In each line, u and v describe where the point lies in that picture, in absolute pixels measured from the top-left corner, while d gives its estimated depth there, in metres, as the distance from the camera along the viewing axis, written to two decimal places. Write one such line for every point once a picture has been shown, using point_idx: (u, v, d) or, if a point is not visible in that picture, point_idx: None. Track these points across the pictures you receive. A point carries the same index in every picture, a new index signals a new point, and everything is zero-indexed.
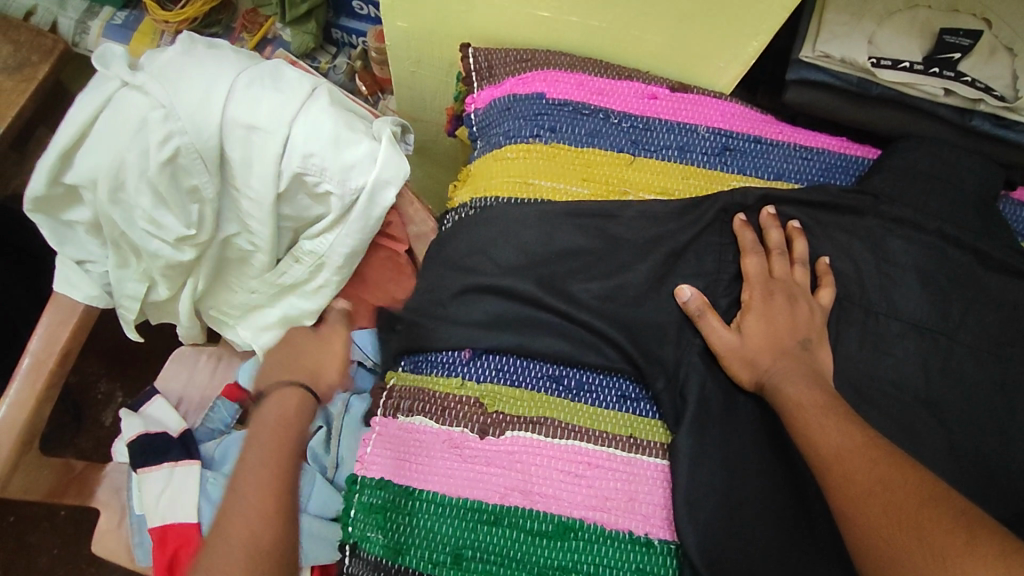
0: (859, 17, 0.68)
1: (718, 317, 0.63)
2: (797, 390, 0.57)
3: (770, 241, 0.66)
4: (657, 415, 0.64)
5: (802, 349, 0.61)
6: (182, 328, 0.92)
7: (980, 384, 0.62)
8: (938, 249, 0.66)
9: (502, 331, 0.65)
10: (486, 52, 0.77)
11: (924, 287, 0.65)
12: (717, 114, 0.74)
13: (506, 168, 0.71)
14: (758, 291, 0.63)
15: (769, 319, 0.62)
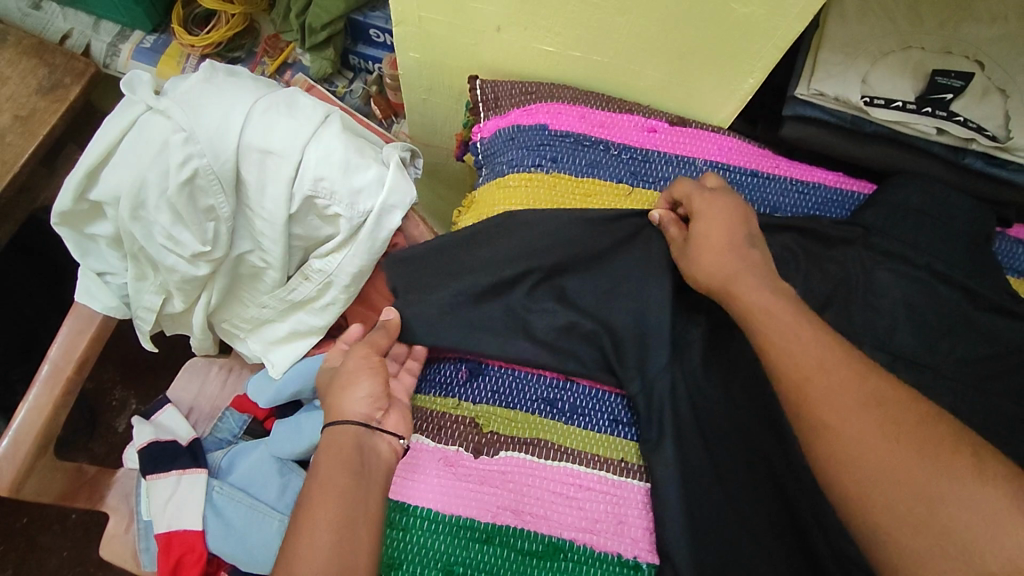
0: (853, 57, 0.70)
1: (678, 227, 0.67)
2: (760, 294, 0.58)
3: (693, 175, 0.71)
4: (635, 437, 0.65)
5: (752, 246, 0.63)
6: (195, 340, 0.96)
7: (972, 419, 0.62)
8: (930, 285, 0.67)
9: (498, 354, 0.67)
10: (492, 84, 0.80)
11: (913, 320, 0.66)
12: (714, 147, 0.77)
13: (508, 196, 0.74)
14: (696, 197, 0.66)
15: (710, 216, 0.64)
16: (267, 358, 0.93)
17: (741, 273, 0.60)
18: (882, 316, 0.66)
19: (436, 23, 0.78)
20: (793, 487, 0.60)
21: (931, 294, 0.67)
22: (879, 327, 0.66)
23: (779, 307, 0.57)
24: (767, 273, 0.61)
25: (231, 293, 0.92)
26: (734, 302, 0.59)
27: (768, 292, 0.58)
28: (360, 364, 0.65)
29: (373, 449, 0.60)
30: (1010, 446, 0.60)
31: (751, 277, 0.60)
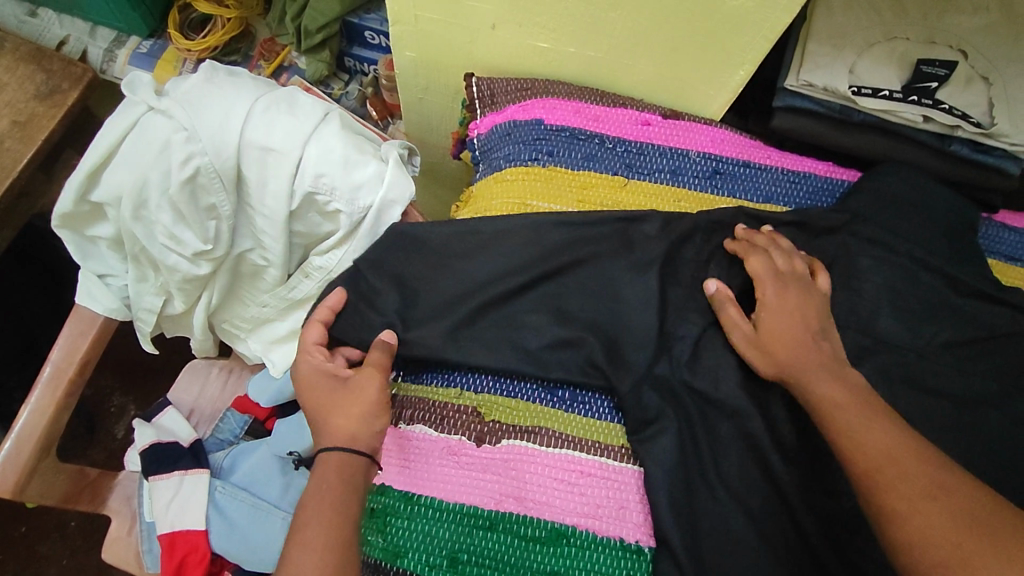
0: (841, 48, 0.71)
1: (738, 310, 0.68)
2: (831, 389, 0.60)
3: (760, 242, 0.70)
4: (620, 421, 0.67)
5: (821, 340, 0.65)
6: (196, 340, 0.98)
7: (950, 403, 0.66)
8: (912, 272, 0.71)
9: (499, 347, 0.68)
10: (488, 81, 0.83)
11: (896, 307, 0.70)
12: (707, 139, 0.78)
13: (506, 189, 0.75)
14: (768, 288, 0.68)
15: (785, 315, 0.66)
16: (269, 360, 0.95)
17: (805, 367, 0.63)
18: (864, 298, 0.71)
19: (432, 22, 0.80)
20: (788, 469, 0.62)
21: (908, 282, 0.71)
22: (869, 313, 0.70)
23: (844, 399, 0.59)
24: (836, 367, 0.63)
25: (232, 294, 0.93)
26: (805, 388, 0.62)
27: (835, 385, 0.61)
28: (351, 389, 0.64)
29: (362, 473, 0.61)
30: (974, 422, 0.65)
31: (824, 371, 0.62)
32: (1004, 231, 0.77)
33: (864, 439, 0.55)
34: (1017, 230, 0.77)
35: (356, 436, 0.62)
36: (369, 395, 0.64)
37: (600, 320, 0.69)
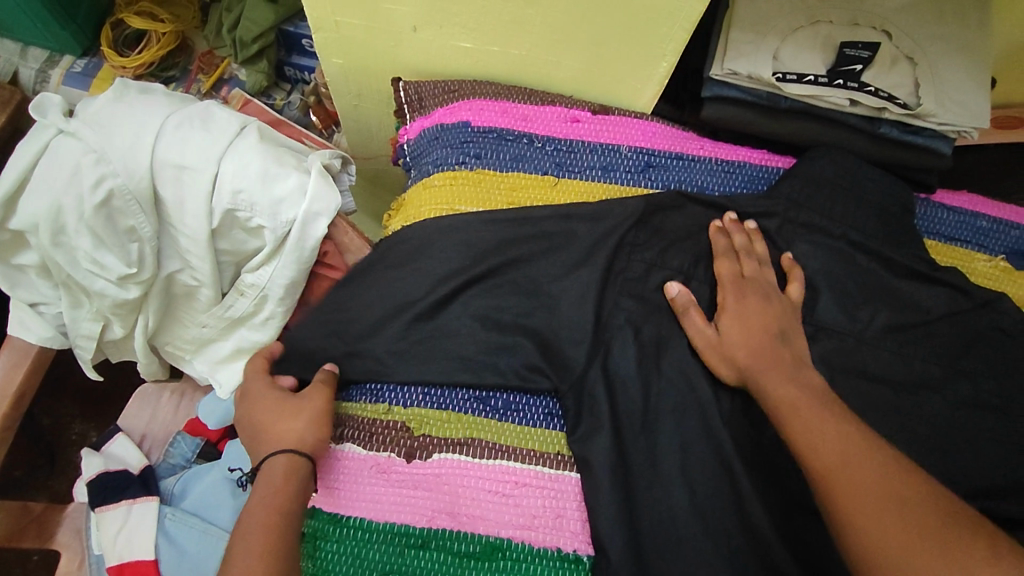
0: (764, 34, 0.69)
1: (699, 314, 0.67)
2: (788, 391, 0.60)
3: (734, 244, 0.70)
4: (562, 428, 0.65)
5: (781, 342, 0.64)
6: (142, 365, 0.96)
7: (880, 386, 0.67)
8: (847, 254, 0.71)
9: (430, 359, 0.66)
10: (416, 85, 0.80)
11: (832, 292, 0.70)
12: (639, 133, 0.76)
13: (435, 196, 0.73)
14: (730, 292, 0.68)
15: (745, 319, 0.66)
16: (215, 378, 0.94)
17: (768, 368, 0.62)
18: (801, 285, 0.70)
19: (353, 27, 0.78)
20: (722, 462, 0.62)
21: (844, 269, 0.71)
22: (805, 302, 0.70)
23: (804, 401, 0.59)
24: (794, 368, 0.62)
25: (170, 315, 0.91)
26: (763, 395, 0.61)
27: (791, 385, 0.60)
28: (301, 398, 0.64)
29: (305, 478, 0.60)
30: (904, 404, 0.66)
31: (778, 372, 0.62)
32: (943, 211, 0.77)
33: (823, 457, 0.54)
34: (954, 209, 0.77)
35: (298, 443, 0.61)
36: (315, 405, 0.63)
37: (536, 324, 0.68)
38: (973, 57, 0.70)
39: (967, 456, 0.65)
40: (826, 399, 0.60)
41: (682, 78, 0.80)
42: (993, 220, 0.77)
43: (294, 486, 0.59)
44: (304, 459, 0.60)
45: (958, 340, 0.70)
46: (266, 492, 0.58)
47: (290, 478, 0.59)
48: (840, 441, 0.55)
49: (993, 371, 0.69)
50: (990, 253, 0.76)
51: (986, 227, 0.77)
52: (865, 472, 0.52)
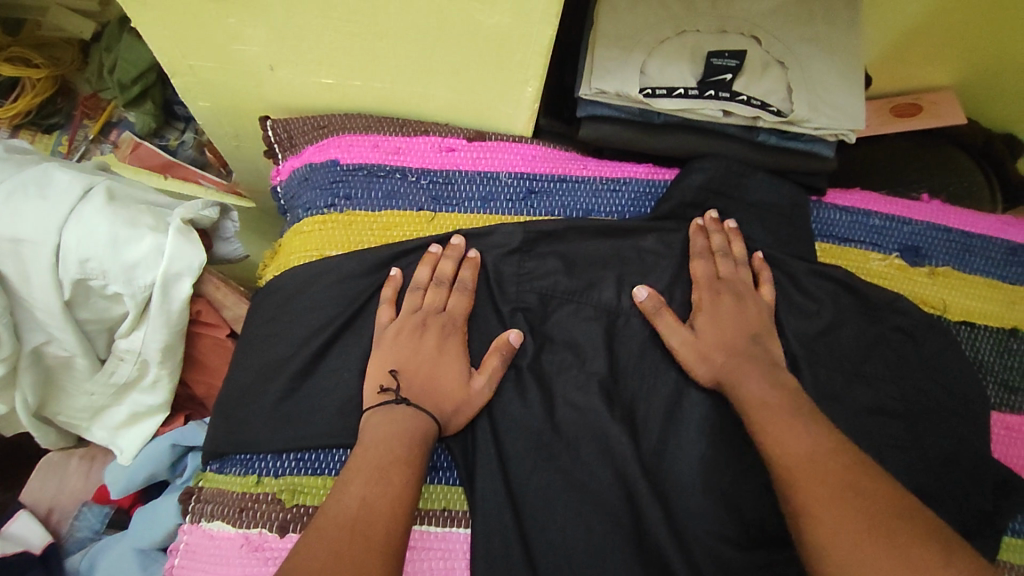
0: (630, 51, 0.66)
1: (673, 316, 0.66)
2: (761, 390, 0.60)
3: (711, 245, 0.69)
4: (458, 481, 0.63)
5: (756, 345, 0.64)
6: (42, 438, 0.89)
7: None
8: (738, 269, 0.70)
9: (308, 422, 0.62)
10: (284, 122, 0.76)
11: None
12: (518, 158, 0.73)
13: (303, 242, 0.69)
14: (705, 292, 0.67)
15: (720, 320, 0.65)
16: (115, 445, 0.85)
17: (743, 371, 0.62)
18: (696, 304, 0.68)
19: (209, 69, 0.73)
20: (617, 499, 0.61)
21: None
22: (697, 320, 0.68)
23: (776, 402, 0.58)
24: (772, 371, 0.62)
25: (53, 385, 0.82)
26: (735, 394, 0.61)
27: (768, 387, 0.60)
28: (419, 338, 0.63)
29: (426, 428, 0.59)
30: None
31: (753, 372, 0.61)
32: (835, 213, 0.75)
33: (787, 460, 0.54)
34: (846, 210, 0.76)
35: (436, 407, 0.61)
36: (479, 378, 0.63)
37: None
38: (845, 56, 0.68)
39: None
40: (798, 400, 0.59)
41: (561, 97, 0.77)
42: (885, 217, 0.76)
43: (422, 435, 0.58)
44: (427, 419, 0.59)
45: (857, 347, 0.70)
46: (388, 435, 0.57)
47: (415, 417, 0.59)
48: (809, 448, 0.54)
49: (893, 374, 0.69)
50: (884, 252, 0.75)
51: (878, 225, 0.76)
52: (824, 479, 0.51)
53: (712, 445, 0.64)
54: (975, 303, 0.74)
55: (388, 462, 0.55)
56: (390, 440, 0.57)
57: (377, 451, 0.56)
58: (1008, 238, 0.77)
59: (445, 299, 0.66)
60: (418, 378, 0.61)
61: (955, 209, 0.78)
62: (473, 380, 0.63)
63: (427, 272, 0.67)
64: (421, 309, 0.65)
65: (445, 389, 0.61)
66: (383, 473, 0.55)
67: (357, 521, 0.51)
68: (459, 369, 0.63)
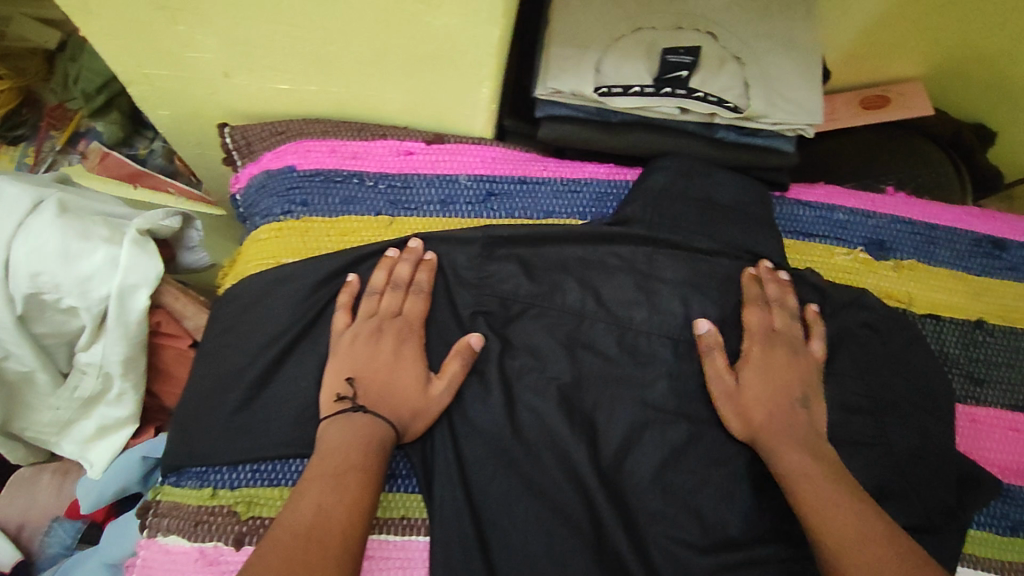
0: (585, 49, 0.66)
1: (723, 361, 0.66)
2: (801, 459, 0.60)
3: (767, 294, 0.69)
4: (417, 489, 0.63)
5: (799, 406, 0.64)
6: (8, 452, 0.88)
7: None
8: (700, 267, 0.70)
9: (266, 433, 0.62)
10: (242, 129, 0.75)
11: (686, 308, 0.69)
12: (478, 160, 0.73)
13: (260, 249, 0.69)
14: (758, 344, 0.67)
15: (768, 377, 0.65)
16: (85, 459, 0.79)
17: (780, 437, 0.62)
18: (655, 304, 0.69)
19: (163, 78, 0.72)
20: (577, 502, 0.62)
21: (700, 279, 0.70)
22: (658, 319, 0.68)
23: (816, 471, 0.59)
24: (810, 439, 0.62)
25: (18, 399, 0.77)
26: (771, 458, 0.61)
27: (809, 458, 0.60)
28: (376, 342, 0.63)
29: (385, 438, 0.59)
30: None
31: (789, 440, 0.62)
32: (798, 207, 0.76)
33: (830, 527, 0.55)
34: (810, 205, 0.76)
35: (395, 414, 0.60)
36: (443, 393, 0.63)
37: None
38: (802, 51, 0.68)
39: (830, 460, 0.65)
40: (839, 472, 0.60)
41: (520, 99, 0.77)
42: (849, 211, 0.76)
43: (379, 441, 0.58)
44: (383, 427, 0.59)
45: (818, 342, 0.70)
46: (342, 441, 0.57)
47: (371, 425, 0.59)
48: (852, 519, 0.55)
49: (856, 368, 0.69)
50: (847, 246, 0.75)
51: (842, 220, 0.76)
52: (869, 548, 0.53)
53: (673, 444, 0.64)
54: (940, 295, 0.74)
55: (341, 466, 0.55)
56: (345, 446, 0.57)
57: (330, 458, 0.56)
58: (973, 229, 0.77)
59: (400, 302, 0.65)
60: (390, 396, 0.61)
61: (918, 201, 0.78)
62: (432, 385, 0.63)
63: (383, 275, 0.66)
64: (378, 313, 0.65)
65: (409, 398, 0.61)
66: (337, 480, 0.54)
67: (315, 530, 0.50)
68: (418, 372, 0.63)
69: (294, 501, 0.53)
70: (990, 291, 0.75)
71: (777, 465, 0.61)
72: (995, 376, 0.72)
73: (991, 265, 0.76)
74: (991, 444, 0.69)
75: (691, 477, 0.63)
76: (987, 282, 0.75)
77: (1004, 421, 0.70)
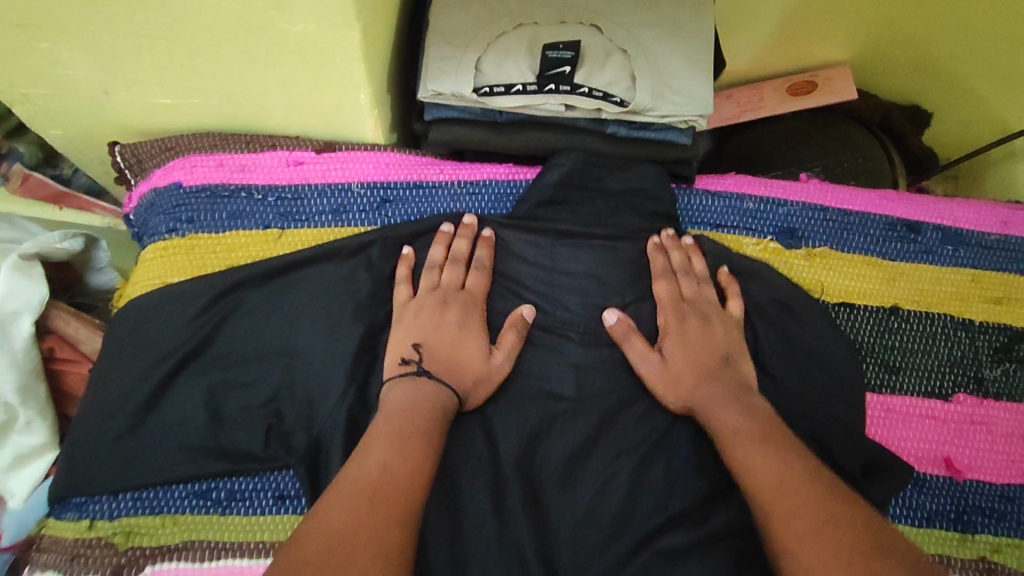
0: (465, 48, 0.64)
1: (641, 340, 0.64)
2: (732, 416, 0.58)
3: (671, 263, 0.68)
4: (304, 510, 0.60)
5: (725, 366, 0.62)
6: None
7: (642, 397, 0.65)
8: (605, 264, 0.68)
9: (153, 460, 0.60)
10: (133, 147, 0.74)
11: (589, 306, 0.67)
12: (370, 166, 0.71)
13: (146, 270, 0.67)
14: (670, 315, 0.65)
15: (687, 342, 0.64)
16: (3, 489, 0.70)
17: (715, 398, 0.60)
18: (557, 304, 0.67)
19: (43, 97, 0.69)
20: (476, 513, 0.59)
21: (603, 275, 0.68)
22: (560, 320, 0.67)
23: (747, 428, 0.57)
24: (739, 392, 0.60)
25: None
26: (706, 422, 0.60)
27: (739, 415, 0.58)
28: (442, 313, 0.63)
29: (447, 405, 0.58)
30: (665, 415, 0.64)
31: (719, 397, 0.60)
32: (706, 198, 0.73)
33: (760, 484, 0.52)
34: (717, 195, 0.74)
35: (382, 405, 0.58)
36: (501, 366, 0.62)
37: (274, 385, 0.62)
38: (692, 39, 0.66)
39: None
40: (771, 426, 0.57)
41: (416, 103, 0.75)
42: (759, 200, 0.74)
43: (446, 411, 0.58)
44: (443, 396, 0.58)
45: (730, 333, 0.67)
46: (420, 402, 0.57)
47: (439, 390, 0.59)
48: (779, 470, 0.52)
49: (767, 360, 0.67)
50: (757, 236, 0.73)
51: (752, 209, 0.74)
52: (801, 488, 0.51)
53: (577, 447, 0.62)
54: (854, 283, 0.72)
55: (398, 429, 0.54)
56: (409, 411, 0.56)
57: (413, 420, 0.55)
58: (886, 213, 0.75)
59: (464, 276, 0.65)
60: (452, 365, 0.61)
61: (831, 187, 0.76)
62: (492, 355, 0.63)
63: (442, 250, 0.66)
64: (440, 287, 0.64)
65: (477, 367, 0.61)
66: (411, 447, 0.53)
67: (380, 488, 0.49)
68: (481, 342, 0.62)
69: (398, 450, 0.52)
70: (905, 276, 0.73)
71: (714, 431, 0.58)
72: (911, 364, 0.70)
73: (906, 249, 0.74)
74: (907, 434, 0.67)
75: (594, 480, 0.61)
76: (902, 267, 0.73)
77: (918, 409, 0.69)
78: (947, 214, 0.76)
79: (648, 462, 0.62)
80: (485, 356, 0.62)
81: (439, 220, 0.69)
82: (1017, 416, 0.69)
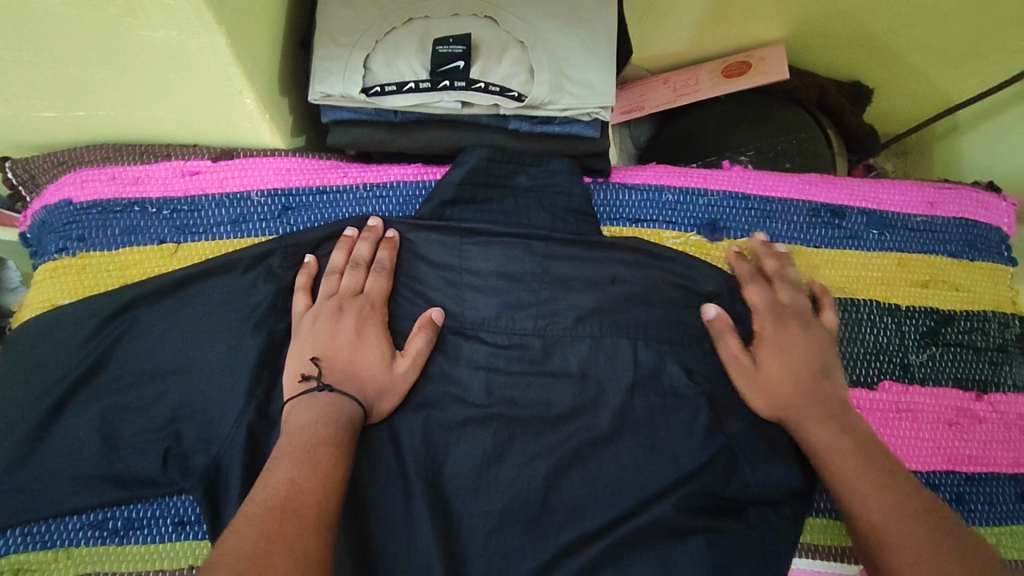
0: (352, 47, 0.61)
1: (736, 339, 0.64)
2: (835, 434, 0.58)
3: (767, 269, 0.67)
4: (206, 535, 0.59)
5: (826, 379, 0.62)
6: None
7: (555, 399, 0.63)
8: (515, 262, 0.66)
9: (49, 491, 0.59)
10: (23, 161, 0.70)
11: (499, 307, 0.65)
12: (270, 173, 0.68)
13: (36, 292, 0.65)
14: (769, 323, 0.64)
15: (788, 352, 0.63)
16: None
17: (811, 411, 0.60)
18: (467, 308, 0.65)
19: None
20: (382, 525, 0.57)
21: (513, 274, 0.65)
22: (468, 324, 0.65)
23: (849, 449, 0.57)
24: (842, 408, 0.60)
25: None
26: (802, 438, 0.60)
27: (835, 434, 0.58)
28: (337, 321, 0.61)
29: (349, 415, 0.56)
30: (580, 416, 0.62)
31: (823, 412, 0.60)
32: (622, 192, 0.71)
33: (868, 506, 0.54)
34: (635, 188, 0.71)
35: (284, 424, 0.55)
36: (405, 374, 0.60)
37: (171, 406, 0.60)
38: (592, 28, 0.63)
39: (654, 453, 0.61)
40: (874, 446, 0.58)
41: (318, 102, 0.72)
42: (679, 191, 0.72)
43: (352, 424, 0.55)
44: (342, 409, 0.56)
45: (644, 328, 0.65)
46: (320, 415, 0.55)
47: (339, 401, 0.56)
48: (884, 496, 0.54)
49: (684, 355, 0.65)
50: (677, 227, 0.71)
51: (672, 201, 0.71)
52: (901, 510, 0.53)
53: (486, 453, 0.60)
54: None
55: (309, 440, 0.52)
56: (310, 426, 0.54)
57: (320, 432, 0.53)
58: (811, 198, 0.73)
59: (362, 281, 0.63)
60: (352, 376, 0.59)
61: (756, 173, 0.74)
62: (394, 363, 0.61)
63: (342, 255, 0.64)
64: (338, 294, 0.62)
65: (378, 377, 0.59)
66: (320, 461, 0.50)
67: (291, 504, 0.46)
68: (382, 351, 0.60)
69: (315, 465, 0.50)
70: (829, 262, 0.71)
71: (809, 446, 0.59)
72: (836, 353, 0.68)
73: (831, 235, 0.72)
74: None
75: (506, 487, 0.59)
76: (827, 253, 0.71)
77: None
78: (873, 197, 0.73)
79: (562, 465, 0.60)
80: (388, 364, 0.60)
81: (343, 225, 0.66)
82: (941, 401, 0.68)
